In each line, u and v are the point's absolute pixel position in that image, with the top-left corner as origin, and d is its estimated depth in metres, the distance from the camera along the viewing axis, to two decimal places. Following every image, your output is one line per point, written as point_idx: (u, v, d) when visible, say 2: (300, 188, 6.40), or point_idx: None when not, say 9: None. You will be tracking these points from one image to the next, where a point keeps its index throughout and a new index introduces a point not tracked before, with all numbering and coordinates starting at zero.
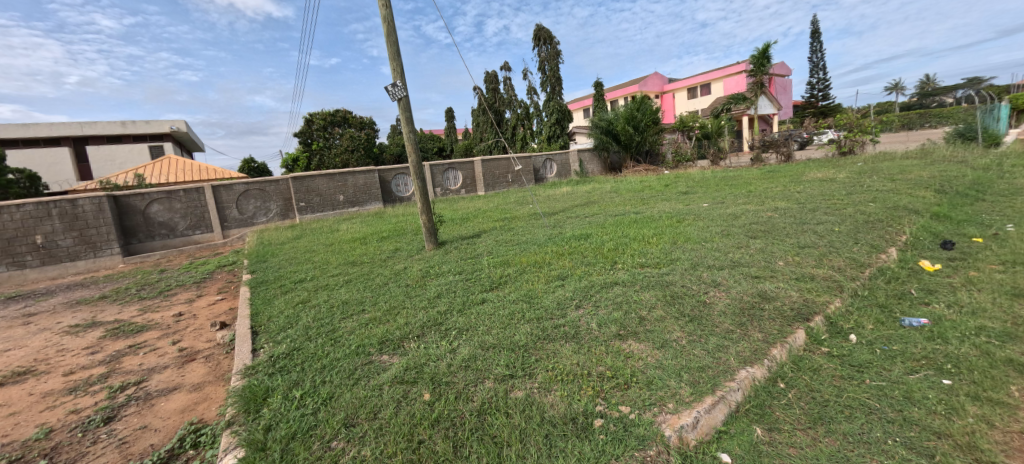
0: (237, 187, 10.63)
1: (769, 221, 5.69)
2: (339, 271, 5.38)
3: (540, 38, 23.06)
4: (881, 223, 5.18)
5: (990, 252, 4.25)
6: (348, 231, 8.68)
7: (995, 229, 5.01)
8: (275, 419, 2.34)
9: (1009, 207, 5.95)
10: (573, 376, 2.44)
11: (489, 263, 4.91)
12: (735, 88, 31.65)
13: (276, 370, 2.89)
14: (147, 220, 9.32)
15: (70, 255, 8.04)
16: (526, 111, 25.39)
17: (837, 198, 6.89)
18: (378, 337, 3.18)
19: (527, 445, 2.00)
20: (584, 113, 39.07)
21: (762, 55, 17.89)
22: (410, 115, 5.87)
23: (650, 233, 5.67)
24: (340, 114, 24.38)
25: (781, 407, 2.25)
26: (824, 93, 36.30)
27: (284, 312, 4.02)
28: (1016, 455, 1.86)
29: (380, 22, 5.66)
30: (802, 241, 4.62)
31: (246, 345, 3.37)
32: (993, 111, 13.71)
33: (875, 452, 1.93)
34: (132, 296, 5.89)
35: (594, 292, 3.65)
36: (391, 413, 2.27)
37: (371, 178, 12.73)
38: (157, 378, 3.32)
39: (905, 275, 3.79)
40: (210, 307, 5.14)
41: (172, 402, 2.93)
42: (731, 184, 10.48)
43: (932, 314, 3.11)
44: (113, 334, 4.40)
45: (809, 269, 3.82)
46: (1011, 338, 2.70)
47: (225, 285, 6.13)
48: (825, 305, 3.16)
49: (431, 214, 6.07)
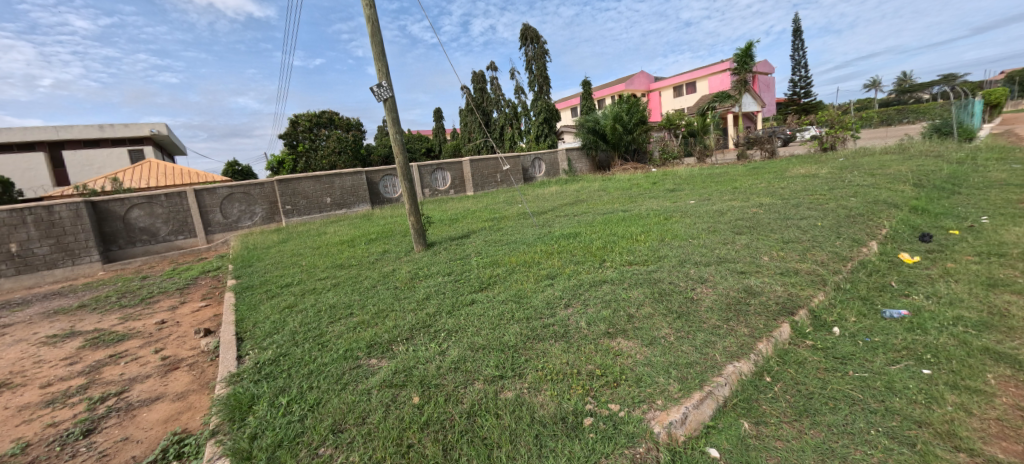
0: (221, 191, 10.43)
1: (754, 217, 5.78)
2: (326, 274, 5.33)
3: (527, 38, 23.18)
4: (862, 218, 5.28)
5: (966, 244, 4.36)
6: (335, 234, 8.59)
7: (970, 221, 5.16)
8: (262, 427, 2.30)
9: (983, 200, 6.13)
10: (562, 375, 2.45)
11: (478, 264, 4.89)
12: (720, 86, 32.15)
13: (262, 376, 2.85)
14: (127, 225, 9.10)
15: (47, 263, 7.81)
16: (514, 110, 25.43)
17: (821, 193, 7.00)
18: (366, 340, 3.15)
19: (517, 446, 2.00)
20: (571, 113, 39.33)
21: (746, 53, 18.08)
22: (396, 116, 5.81)
23: (639, 231, 5.71)
24: (326, 116, 24.17)
25: (767, 400, 2.28)
26: (806, 90, 37.17)
27: (271, 317, 3.95)
28: (993, 442, 1.92)
29: (364, 22, 5.60)
30: (786, 236, 4.70)
31: (232, 351, 3.32)
32: (967, 107, 14.18)
33: (859, 443, 1.97)
34: (112, 305, 5.73)
35: (582, 290, 3.66)
36: (379, 417, 2.24)
37: (359, 180, 12.59)
38: (139, 388, 3.23)
39: (886, 268, 3.87)
40: (194, 314, 5.02)
41: (154, 413, 2.85)
42: (717, 181, 10.63)
43: (913, 305, 3.19)
44: (93, 344, 4.28)
45: (793, 263, 3.88)
46: (987, 327, 2.78)
47: (209, 291, 6.00)
48: (809, 299, 3.22)
49: (419, 215, 6.00)
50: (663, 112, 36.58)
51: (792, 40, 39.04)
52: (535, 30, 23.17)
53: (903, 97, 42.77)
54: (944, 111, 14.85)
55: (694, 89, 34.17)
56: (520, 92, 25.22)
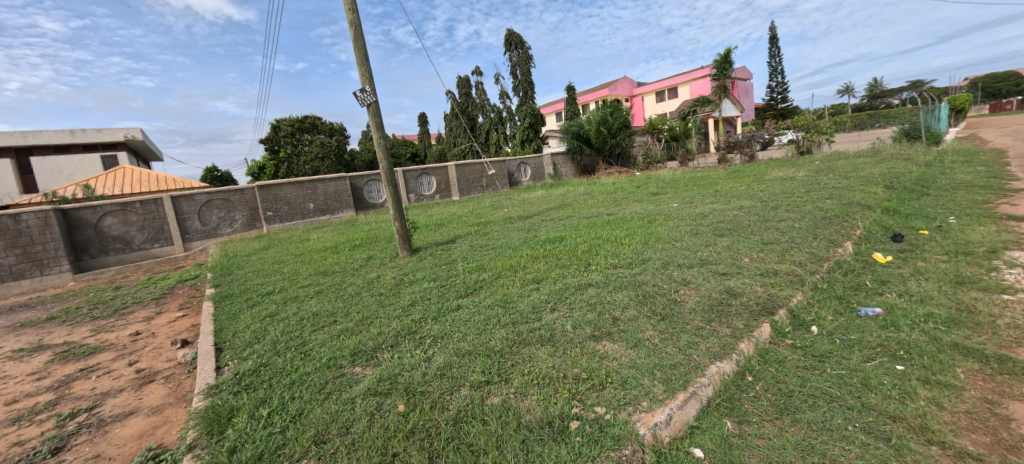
0: (199, 197, 10.18)
1: (735, 219, 5.91)
2: (309, 281, 5.24)
3: (512, 43, 23.32)
4: (837, 219, 5.44)
5: (935, 243, 4.53)
6: (318, 240, 8.45)
7: (939, 222, 5.36)
8: (241, 440, 2.24)
9: (951, 201, 6.38)
10: (549, 379, 2.45)
11: (464, 269, 4.87)
12: (701, 91, 32.82)
13: (241, 388, 2.77)
14: (99, 233, 8.79)
15: (13, 274, 7.47)
16: (499, 115, 25.50)
17: (798, 195, 7.19)
18: (350, 348, 3.10)
19: (503, 452, 1.99)
20: (556, 117, 39.64)
21: (725, 59, 18.51)
22: (380, 121, 5.77)
23: (623, 234, 5.77)
24: (309, 121, 23.84)
25: (749, 400, 2.32)
26: (783, 95, 38.21)
27: (251, 326, 3.86)
28: (963, 434, 1.99)
29: (347, 27, 5.56)
30: (766, 237, 4.81)
31: (210, 363, 3.23)
32: (935, 111, 14.76)
33: (837, 439, 2.01)
34: (83, 317, 5.52)
35: (568, 294, 3.68)
36: (363, 427, 2.21)
37: (342, 186, 12.44)
38: (111, 403, 3.12)
39: (860, 267, 3.99)
40: (170, 325, 4.87)
41: (128, 428, 2.75)
42: (699, 184, 10.84)
43: (886, 303, 3.29)
44: (62, 358, 4.11)
45: (773, 264, 3.97)
46: (955, 324, 2.89)
47: (186, 300, 5.84)
48: (788, 299, 3.29)
49: (404, 220, 5.95)
50: (646, 117, 37.13)
51: (768, 47, 40.13)
52: (520, 36, 23.33)
53: (874, 103, 44.36)
54: (913, 116, 15.42)
55: (675, 94, 34.81)
56: (505, 97, 25.31)
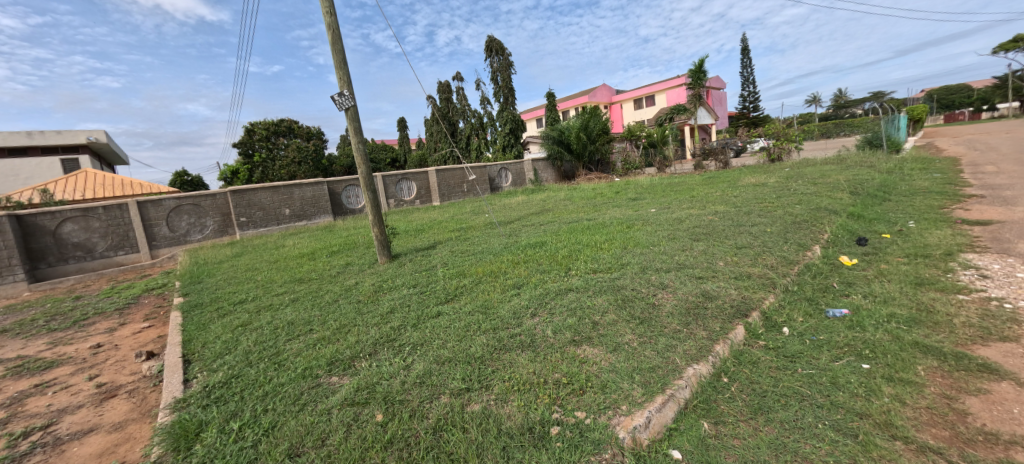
0: (167, 203, 9.82)
1: (710, 224, 6.06)
2: (284, 289, 5.10)
3: (492, 49, 23.43)
4: (806, 223, 5.65)
5: (896, 246, 4.75)
6: (294, 246, 8.25)
7: (899, 226, 5.63)
8: (210, 455, 2.16)
9: (910, 206, 6.71)
10: (529, 385, 2.44)
11: (445, 275, 4.83)
12: (677, 99, 33.66)
13: (211, 401, 2.67)
14: (58, 241, 8.35)
15: None
16: (480, 120, 25.53)
17: (769, 201, 7.44)
18: (327, 357, 3.03)
19: (483, 459, 1.98)
20: (537, 123, 39.95)
21: (700, 69, 19.05)
22: (358, 126, 5.69)
23: (603, 239, 5.83)
24: (285, 124, 23.35)
25: (725, 400, 2.37)
26: (754, 104, 39.55)
27: (222, 336, 3.73)
28: (924, 429, 2.08)
29: (325, 30, 5.48)
30: (739, 241, 4.95)
31: (177, 375, 3.09)
32: (894, 121, 15.55)
33: (808, 436, 2.07)
34: (39, 329, 5.22)
35: (548, 299, 3.69)
36: (340, 438, 2.16)
37: (319, 191, 12.21)
38: (69, 420, 2.95)
39: (828, 270, 4.14)
40: (135, 336, 4.65)
41: (87, 446, 2.61)
42: (675, 190, 11.08)
43: (852, 304, 3.43)
44: (14, 374, 3.87)
45: (745, 268, 4.09)
46: (916, 323, 3.03)
47: (152, 310, 5.59)
48: (760, 301, 3.39)
49: (383, 226, 5.87)
50: (624, 124, 37.83)
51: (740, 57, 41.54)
52: (500, 43, 23.48)
53: (839, 112, 46.32)
54: (875, 125, 16.20)
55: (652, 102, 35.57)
56: (485, 103, 25.36)
